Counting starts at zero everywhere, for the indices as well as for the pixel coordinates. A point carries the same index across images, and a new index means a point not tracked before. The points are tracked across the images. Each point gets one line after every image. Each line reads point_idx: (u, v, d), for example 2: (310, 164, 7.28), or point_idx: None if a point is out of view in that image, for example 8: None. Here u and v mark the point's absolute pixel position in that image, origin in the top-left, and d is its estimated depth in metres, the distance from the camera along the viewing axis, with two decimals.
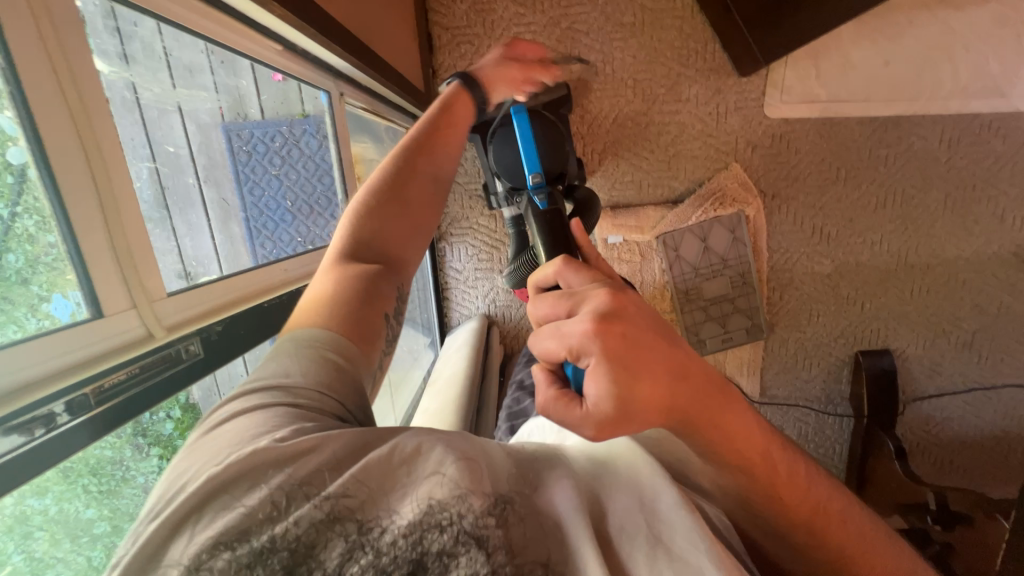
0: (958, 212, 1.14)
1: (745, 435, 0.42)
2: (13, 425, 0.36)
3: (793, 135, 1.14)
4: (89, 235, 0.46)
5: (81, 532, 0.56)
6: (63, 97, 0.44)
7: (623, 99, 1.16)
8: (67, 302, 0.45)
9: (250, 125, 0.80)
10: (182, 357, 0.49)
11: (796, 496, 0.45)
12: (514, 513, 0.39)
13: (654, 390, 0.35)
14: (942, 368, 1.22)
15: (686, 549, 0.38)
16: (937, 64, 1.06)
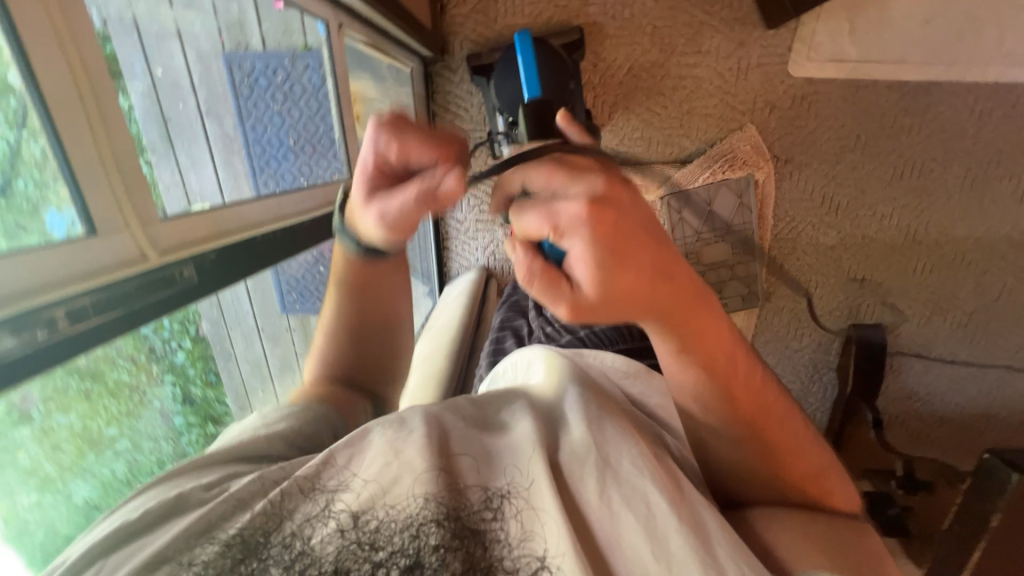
0: (977, 190, 1.10)
1: (712, 333, 0.44)
2: (17, 326, 0.36)
3: (816, 97, 1.08)
4: (79, 152, 0.45)
5: (105, 447, 0.66)
6: (47, 14, 0.42)
7: (639, 48, 1.09)
8: (62, 218, 0.46)
9: (252, 57, 0.79)
10: (175, 280, 0.49)
11: (747, 399, 0.49)
12: (484, 487, 0.45)
13: (633, 281, 0.35)
14: (933, 346, 1.23)
15: (633, 475, 0.43)
16: (981, 25, 0.99)
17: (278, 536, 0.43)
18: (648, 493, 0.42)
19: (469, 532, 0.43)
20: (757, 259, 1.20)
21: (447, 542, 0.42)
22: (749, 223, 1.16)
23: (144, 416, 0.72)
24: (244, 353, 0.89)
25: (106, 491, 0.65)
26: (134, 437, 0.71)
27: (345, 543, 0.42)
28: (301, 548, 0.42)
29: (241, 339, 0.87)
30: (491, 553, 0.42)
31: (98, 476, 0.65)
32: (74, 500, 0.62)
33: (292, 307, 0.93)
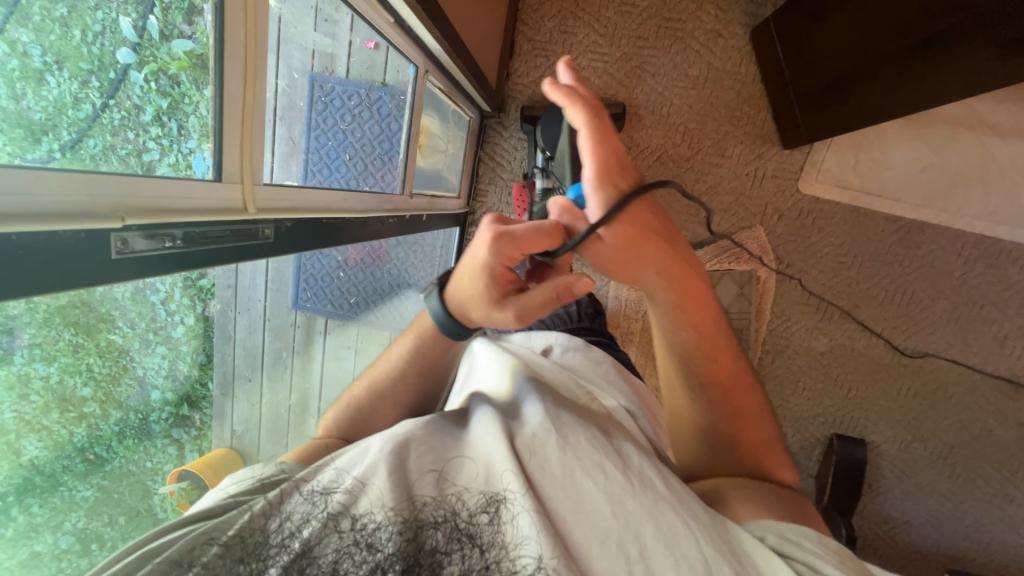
0: (960, 327, 1.18)
1: (702, 302, 0.58)
2: (149, 231, 0.43)
3: (820, 213, 1.20)
4: (231, 116, 0.53)
5: (71, 407, 0.58)
6: (245, 17, 0.51)
7: (671, 141, 1.22)
8: (204, 162, 0.53)
9: (334, 81, 0.84)
10: (259, 236, 0.57)
11: (722, 361, 0.63)
12: (479, 494, 0.47)
13: (640, 234, 0.49)
14: (912, 472, 1.25)
15: (589, 450, 0.50)
16: (971, 184, 1.11)
17: (277, 539, 0.44)
18: (605, 465, 0.48)
19: (466, 537, 0.44)
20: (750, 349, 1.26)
21: (444, 544, 0.43)
22: (747, 313, 1.24)
23: (123, 383, 0.66)
24: (244, 340, 0.87)
25: (55, 455, 0.59)
26: (105, 402, 0.63)
27: (344, 543, 0.43)
28: (297, 550, 0.43)
29: (244, 326, 0.85)
30: (486, 558, 0.43)
31: (51, 439, 0.57)
32: (17, 463, 0.55)
33: (303, 303, 0.97)
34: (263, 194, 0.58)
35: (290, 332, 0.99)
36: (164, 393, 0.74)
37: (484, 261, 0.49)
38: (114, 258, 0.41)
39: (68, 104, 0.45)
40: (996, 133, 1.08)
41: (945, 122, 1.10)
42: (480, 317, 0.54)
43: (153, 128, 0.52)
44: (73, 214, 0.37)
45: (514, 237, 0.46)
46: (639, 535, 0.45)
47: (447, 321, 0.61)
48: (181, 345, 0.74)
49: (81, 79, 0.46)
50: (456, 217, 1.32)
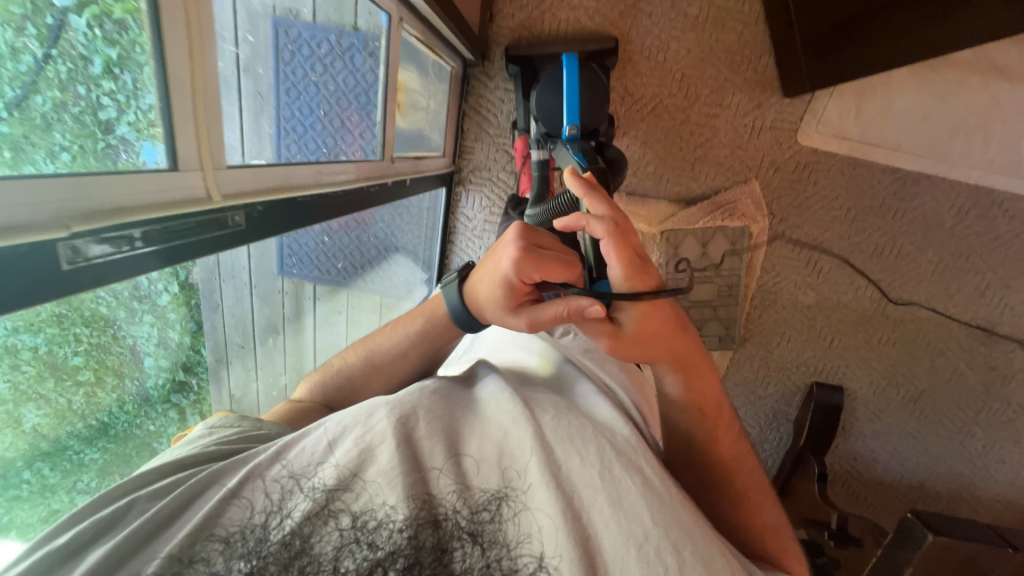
0: (945, 278, 1.20)
1: (670, 333, 0.53)
2: (103, 236, 0.40)
3: (817, 165, 1.16)
4: (179, 91, 0.47)
5: (66, 376, 0.58)
6: None
7: (666, 91, 1.15)
8: (154, 152, 0.48)
9: (301, 26, 0.76)
10: (229, 224, 0.54)
11: (695, 385, 0.59)
12: (481, 491, 0.50)
13: (658, 328, 0.52)
14: (884, 415, 1.32)
15: (610, 458, 0.50)
16: (972, 131, 1.08)
17: (279, 534, 0.47)
18: (628, 479, 0.49)
19: (467, 535, 0.48)
20: (739, 305, 1.28)
21: (446, 541, 0.48)
22: (738, 270, 1.24)
23: (114, 350, 0.64)
24: (232, 307, 0.83)
25: (57, 422, 0.59)
26: (99, 370, 0.63)
27: (345, 541, 0.47)
28: (299, 546, 0.47)
29: (231, 294, 0.81)
30: (484, 556, 0.47)
31: (51, 406, 0.58)
32: (20, 429, 0.55)
33: (288, 270, 0.93)
34: (229, 179, 0.54)
35: (279, 300, 0.97)
36: (158, 359, 0.73)
37: (504, 268, 0.52)
38: (67, 269, 0.38)
39: (7, 55, 0.41)
40: (1005, 75, 1.03)
41: (953, 65, 1.05)
42: (494, 318, 0.58)
43: (105, 82, 0.48)
44: (13, 228, 0.34)
45: (540, 259, 0.50)
46: (638, 533, 0.46)
47: (460, 313, 0.63)
48: (168, 313, 0.71)
49: (16, 24, 0.41)
50: (443, 177, 1.27)
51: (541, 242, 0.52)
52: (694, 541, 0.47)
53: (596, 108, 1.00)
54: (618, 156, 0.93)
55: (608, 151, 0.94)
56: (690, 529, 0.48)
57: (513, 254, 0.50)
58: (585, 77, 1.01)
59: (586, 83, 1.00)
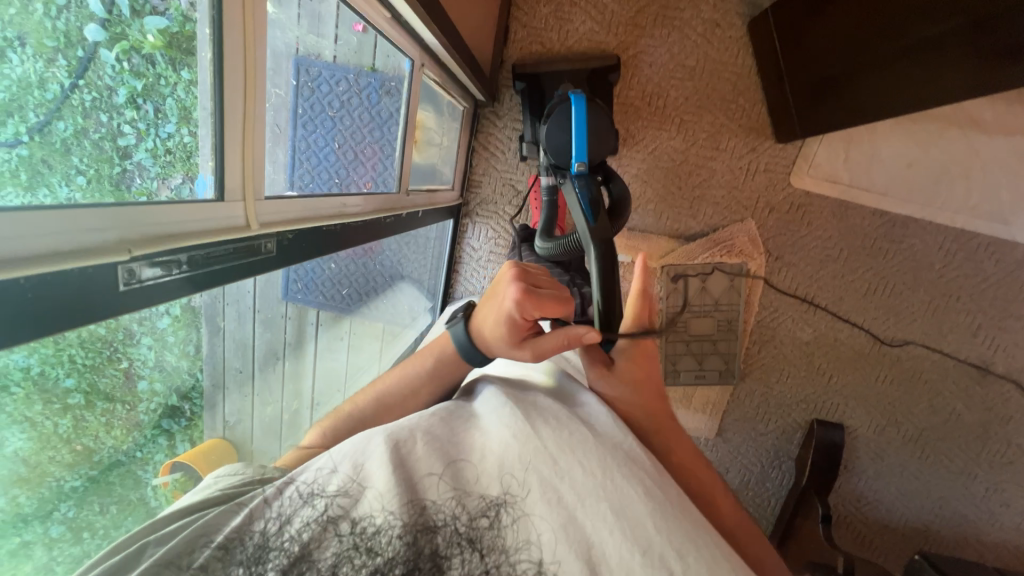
0: (937, 317, 1.23)
1: (649, 388, 0.64)
2: (155, 260, 0.43)
3: (809, 207, 1.22)
4: (232, 131, 0.51)
5: (55, 398, 0.56)
6: (242, 26, 0.49)
7: (665, 134, 1.21)
8: (200, 181, 0.54)
9: (320, 65, 0.78)
10: (261, 250, 0.56)
11: (673, 440, 0.64)
12: (480, 498, 0.50)
13: (644, 375, 0.63)
14: (885, 453, 1.32)
15: (605, 464, 0.51)
16: (954, 179, 1.14)
17: (278, 541, 0.47)
18: (623, 483, 0.49)
19: (466, 541, 0.48)
20: (738, 339, 1.30)
21: (444, 547, 0.47)
22: (736, 305, 1.26)
23: (108, 372, 0.62)
24: (233, 332, 0.84)
25: (40, 447, 0.57)
26: (90, 393, 0.61)
27: (344, 547, 0.47)
28: (297, 554, 0.46)
29: (234, 319, 0.82)
30: (483, 561, 0.47)
31: (35, 429, 0.56)
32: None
33: (292, 295, 0.93)
34: (267, 208, 0.57)
35: (282, 325, 0.98)
36: (152, 383, 0.71)
37: (504, 310, 0.58)
38: (122, 290, 0.40)
39: (33, 84, 0.42)
40: (981, 128, 1.10)
41: (932, 118, 1.12)
42: (499, 352, 0.63)
43: (127, 111, 0.51)
44: (78, 252, 0.37)
45: (539, 298, 0.57)
46: (638, 534, 0.47)
47: (467, 349, 0.66)
48: (167, 335, 0.68)
49: (46, 56, 0.43)
50: (451, 209, 1.31)
51: (537, 282, 0.59)
52: (696, 541, 0.47)
53: (604, 140, 0.93)
54: (624, 194, 0.89)
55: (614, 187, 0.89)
56: (690, 528, 0.48)
57: (518, 291, 0.56)
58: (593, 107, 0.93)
59: (595, 114, 0.92)
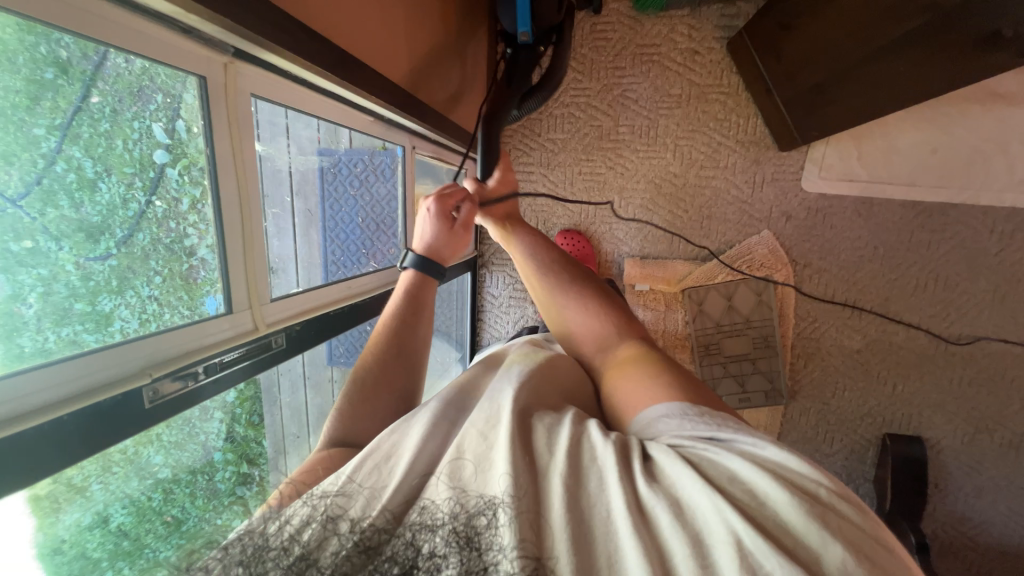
0: (1008, 307, 1.10)
1: (506, 198, 0.83)
2: (175, 374, 0.51)
3: (829, 210, 1.16)
4: (234, 258, 0.60)
5: (148, 475, 0.65)
6: (236, 176, 0.58)
7: (662, 161, 1.22)
8: (213, 300, 0.59)
9: (341, 152, 0.87)
10: (271, 346, 0.64)
11: (538, 244, 0.79)
12: (477, 496, 0.41)
13: (510, 193, 0.84)
14: (981, 467, 1.17)
15: (526, 408, 0.49)
16: (991, 156, 1.04)
17: (277, 541, 0.41)
18: (547, 425, 0.47)
19: (462, 540, 0.39)
20: (780, 355, 1.22)
21: (442, 546, 0.39)
22: (770, 319, 1.20)
23: (190, 447, 0.70)
24: (288, 400, 0.94)
25: (138, 519, 0.64)
26: (176, 467, 0.69)
27: (341, 544, 0.40)
28: (301, 551, 0.40)
29: (288, 387, 0.92)
30: (482, 558, 0.38)
31: (133, 505, 0.64)
32: (107, 529, 0.61)
33: (338, 360, 1.03)
34: (272, 309, 0.66)
35: (329, 387, 1.06)
36: (226, 453, 0.78)
37: (429, 218, 0.75)
38: (148, 406, 0.48)
39: (118, 205, 0.52)
40: (1008, 100, 1.01)
41: (950, 99, 1.03)
42: (451, 251, 0.78)
43: (191, 216, 0.58)
44: (103, 386, 0.45)
45: (446, 193, 0.75)
46: (546, 467, 0.43)
47: (426, 266, 0.75)
48: (235, 406, 0.77)
49: (127, 180, 0.53)
50: (468, 262, 1.36)
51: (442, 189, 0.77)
52: (589, 451, 0.44)
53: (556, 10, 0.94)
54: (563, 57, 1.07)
55: (557, 52, 1.05)
56: (586, 442, 0.45)
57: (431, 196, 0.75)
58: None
59: None
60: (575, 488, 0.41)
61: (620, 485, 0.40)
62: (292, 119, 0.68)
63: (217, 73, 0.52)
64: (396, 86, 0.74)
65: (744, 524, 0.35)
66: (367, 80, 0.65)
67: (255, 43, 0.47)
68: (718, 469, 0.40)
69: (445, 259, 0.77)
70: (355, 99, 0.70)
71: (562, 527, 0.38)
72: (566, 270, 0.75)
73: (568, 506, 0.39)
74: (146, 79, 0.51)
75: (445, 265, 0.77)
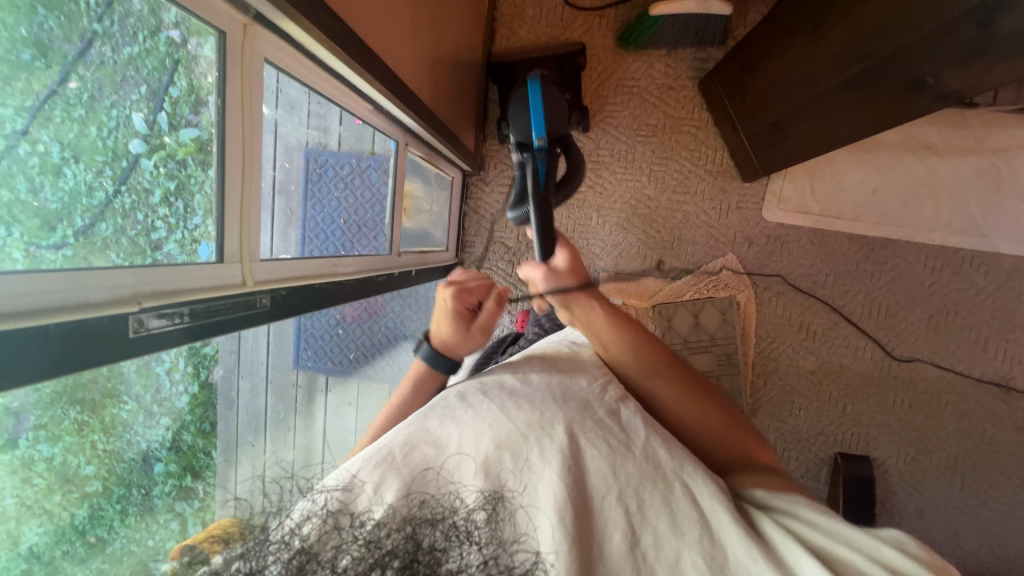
0: (941, 335, 1.22)
1: (581, 276, 0.67)
2: (160, 311, 0.50)
3: (786, 238, 1.26)
4: (231, 207, 0.59)
5: (73, 488, 0.60)
6: (242, 136, 0.59)
7: (639, 184, 1.31)
8: (207, 248, 0.59)
9: (327, 153, 0.90)
10: (255, 305, 0.64)
11: (627, 333, 0.65)
12: (478, 493, 0.44)
13: (580, 266, 0.67)
14: (923, 487, 1.24)
15: (593, 432, 0.52)
16: (922, 199, 1.18)
17: (278, 535, 0.37)
18: (615, 453, 0.50)
19: (463, 535, 0.38)
20: (741, 373, 1.27)
21: (443, 540, 0.36)
22: (732, 337, 1.26)
23: (125, 459, 0.66)
24: (246, 404, 0.85)
25: (54, 540, 0.57)
26: (108, 480, 0.64)
27: (337, 535, 0.38)
28: (300, 547, 0.36)
29: (247, 391, 0.86)
30: (481, 553, 0.36)
31: (53, 524, 0.57)
32: (16, 552, 0.54)
33: (304, 362, 1.00)
34: (261, 270, 0.65)
35: (293, 394, 0.97)
36: (167, 464, 0.70)
37: (450, 311, 0.69)
38: (131, 336, 0.48)
39: (82, 193, 0.51)
40: (933, 151, 1.16)
41: (886, 146, 1.18)
42: (468, 347, 0.72)
43: (161, 208, 0.58)
44: (90, 304, 0.44)
45: (461, 289, 0.69)
46: (607, 495, 0.47)
47: (437, 358, 0.70)
48: (184, 414, 0.74)
49: (96, 168, 0.52)
50: (447, 268, 1.39)
51: (466, 284, 0.71)
52: (670, 495, 0.48)
53: (564, 120, 0.99)
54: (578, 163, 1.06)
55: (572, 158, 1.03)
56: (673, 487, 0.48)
57: (447, 287, 0.70)
58: (549, 87, 0.98)
59: (553, 98, 0.98)
60: (639, 526, 0.46)
61: (700, 541, 0.45)
62: (293, 92, 0.69)
63: (236, 32, 0.54)
64: (397, 79, 0.78)
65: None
66: (374, 67, 0.68)
67: (282, 9, 0.51)
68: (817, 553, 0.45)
69: (464, 355, 0.71)
70: (359, 84, 0.73)
71: (624, 562, 0.44)
72: (660, 353, 0.66)
73: (628, 543, 0.45)
74: (130, 69, 0.54)
75: (463, 357, 0.72)
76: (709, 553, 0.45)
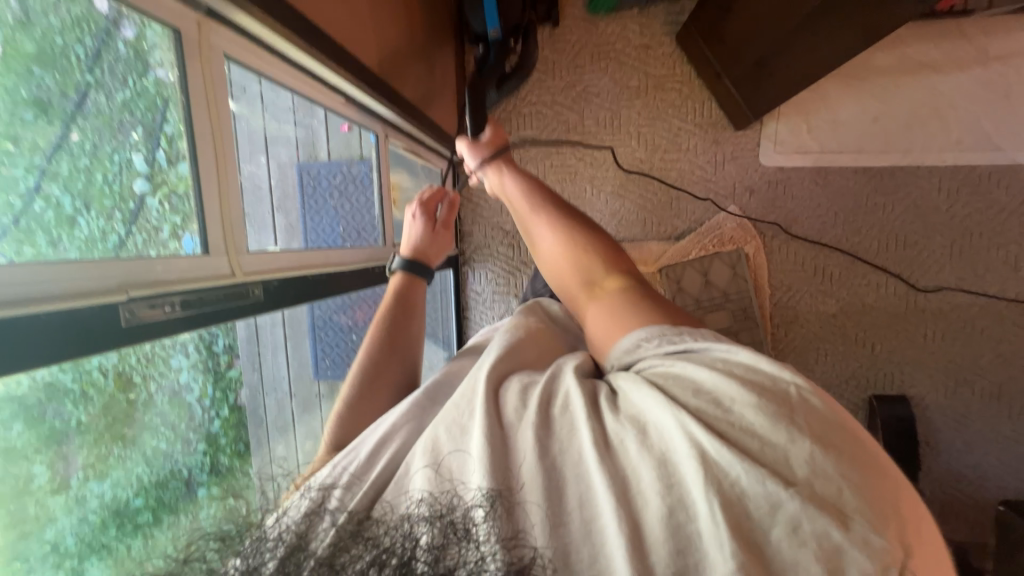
0: (966, 259, 1.16)
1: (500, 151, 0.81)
2: (150, 301, 0.51)
3: (788, 181, 1.22)
4: (210, 210, 0.61)
5: (126, 520, 0.60)
6: (213, 141, 0.60)
7: (629, 148, 1.29)
8: (189, 239, 0.60)
9: (319, 165, 0.93)
10: (249, 295, 0.65)
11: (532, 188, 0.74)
12: (475, 489, 0.38)
13: (499, 143, 0.81)
14: (968, 420, 1.19)
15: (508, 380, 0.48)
16: (927, 121, 1.13)
17: (275, 533, 0.38)
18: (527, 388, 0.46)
19: (462, 531, 0.35)
20: (760, 326, 1.24)
21: (440, 537, 0.34)
22: (746, 291, 1.23)
23: (171, 488, 0.66)
24: (275, 419, 0.87)
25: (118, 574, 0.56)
26: (158, 510, 0.63)
27: (341, 538, 0.36)
28: (305, 548, 0.36)
29: (274, 406, 0.87)
30: (481, 549, 0.34)
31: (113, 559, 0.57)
32: None
33: (323, 371, 0.98)
34: (249, 262, 0.66)
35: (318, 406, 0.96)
36: (210, 487, 0.68)
37: (417, 223, 0.82)
38: (124, 326, 0.48)
39: (98, 238, 0.52)
40: (932, 69, 1.11)
41: (882, 72, 1.13)
42: (439, 252, 0.83)
43: (171, 242, 0.58)
44: (79, 295, 0.45)
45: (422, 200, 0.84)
46: (518, 420, 0.42)
47: (415, 268, 0.79)
48: (219, 437, 0.74)
49: (107, 214, 0.55)
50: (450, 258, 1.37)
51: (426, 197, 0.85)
52: (561, 400, 0.43)
53: None
54: None
55: None
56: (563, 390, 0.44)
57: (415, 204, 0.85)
58: None
59: None
60: (552, 440, 0.40)
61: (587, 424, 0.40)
62: (268, 95, 0.71)
63: (189, 28, 0.54)
64: (365, 66, 0.78)
65: (709, 439, 0.36)
66: (338, 54, 0.69)
67: None
68: (688, 387, 0.40)
69: (435, 258, 0.83)
70: (327, 75, 0.73)
71: (534, 478, 0.38)
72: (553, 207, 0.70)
73: (541, 457, 0.39)
74: (125, 112, 0.57)
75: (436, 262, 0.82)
76: (597, 434, 0.39)
